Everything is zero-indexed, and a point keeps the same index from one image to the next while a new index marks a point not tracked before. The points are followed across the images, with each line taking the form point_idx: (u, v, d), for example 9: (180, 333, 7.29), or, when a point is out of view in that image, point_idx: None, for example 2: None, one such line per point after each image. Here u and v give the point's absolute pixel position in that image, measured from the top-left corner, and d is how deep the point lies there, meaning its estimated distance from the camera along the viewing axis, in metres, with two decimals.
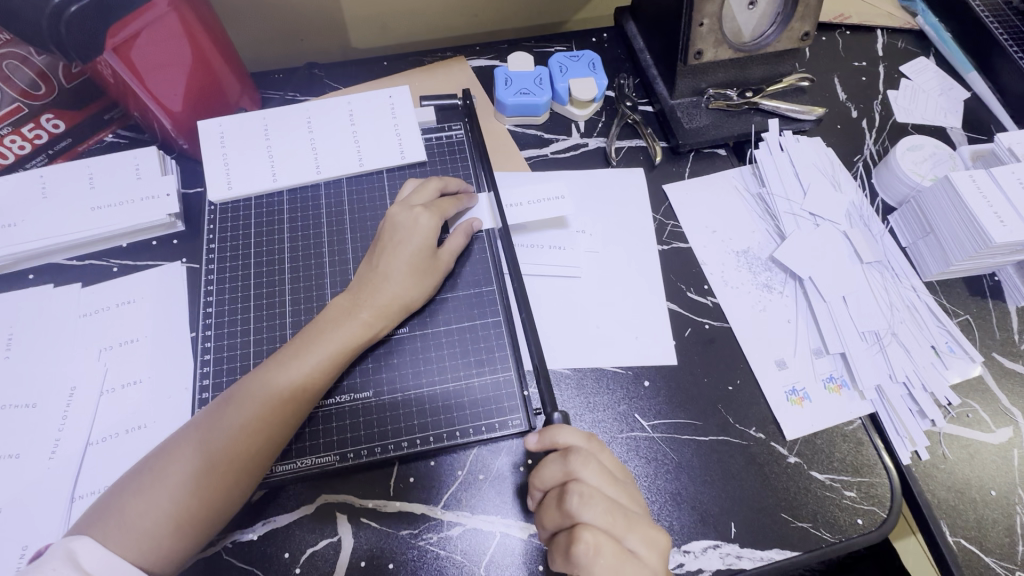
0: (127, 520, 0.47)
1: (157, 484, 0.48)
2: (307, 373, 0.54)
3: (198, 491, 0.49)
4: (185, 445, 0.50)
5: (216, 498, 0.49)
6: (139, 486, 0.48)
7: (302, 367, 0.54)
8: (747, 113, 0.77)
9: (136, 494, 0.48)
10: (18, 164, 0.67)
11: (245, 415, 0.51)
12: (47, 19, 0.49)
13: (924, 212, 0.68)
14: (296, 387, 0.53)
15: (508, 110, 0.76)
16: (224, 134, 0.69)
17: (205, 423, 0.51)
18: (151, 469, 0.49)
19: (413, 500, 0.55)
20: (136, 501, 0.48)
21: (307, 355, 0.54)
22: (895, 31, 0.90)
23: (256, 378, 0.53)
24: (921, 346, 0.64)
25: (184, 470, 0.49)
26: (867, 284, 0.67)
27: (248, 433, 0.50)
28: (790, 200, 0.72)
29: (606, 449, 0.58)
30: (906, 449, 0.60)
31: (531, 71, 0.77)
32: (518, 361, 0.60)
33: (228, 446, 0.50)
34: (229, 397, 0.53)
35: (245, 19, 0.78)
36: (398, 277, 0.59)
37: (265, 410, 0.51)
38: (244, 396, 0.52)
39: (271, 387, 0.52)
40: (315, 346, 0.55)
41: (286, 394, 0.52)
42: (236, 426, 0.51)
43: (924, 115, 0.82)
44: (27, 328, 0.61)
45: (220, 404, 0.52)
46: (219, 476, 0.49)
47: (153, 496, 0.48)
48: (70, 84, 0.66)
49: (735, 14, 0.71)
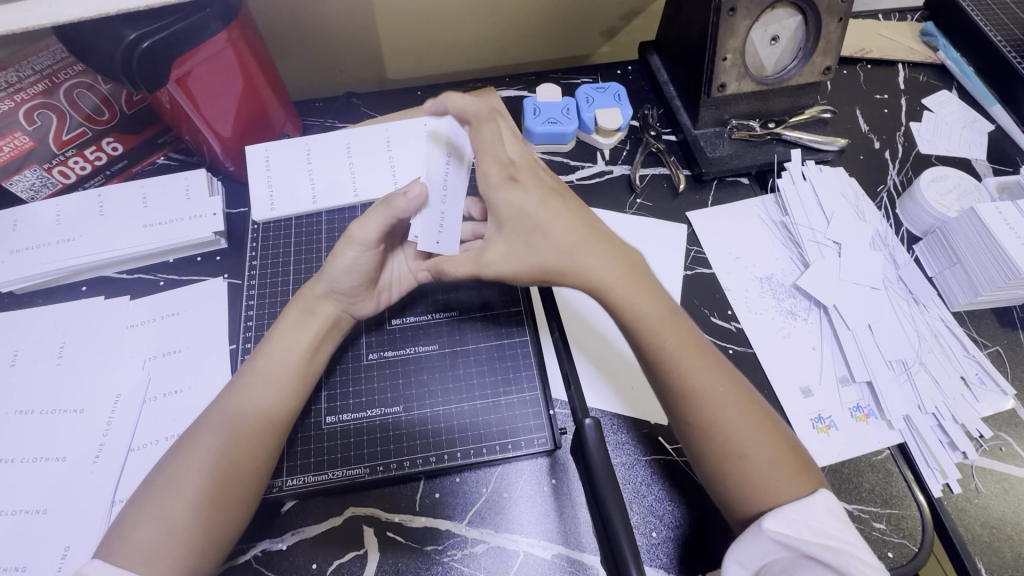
0: (137, 542, 0.47)
1: (162, 505, 0.49)
2: (286, 378, 0.55)
3: (200, 507, 0.49)
4: (188, 464, 0.51)
5: (227, 513, 0.50)
6: (148, 508, 0.49)
7: (276, 367, 0.56)
8: (770, 143, 0.78)
9: (143, 514, 0.49)
10: (78, 183, 0.72)
11: (236, 428, 0.52)
12: (122, 52, 0.53)
13: (949, 242, 0.68)
14: (279, 392, 0.55)
15: (536, 138, 0.79)
16: (269, 157, 0.73)
17: (199, 441, 0.51)
18: (158, 490, 0.49)
19: (438, 516, 0.56)
20: (145, 521, 0.48)
21: (269, 352, 0.57)
22: (917, 65, 0.92)
23: (235, 384, 0.55)
24: (950, 377, 0.64)
25: (189, 490, 0.49)
26: (893, 313, 0.67)
27: (251, 444, 0.52)
28: (813, 229, 0.72)
29: (631, 471, 0.59)
30: (938, 481, 0.59)
31: (559, 101, 0.79)
32: (544, 381, 0.61)
33: (230, 458, 0.51)
34: (216, 412, 0.53)
35: (290, 52, 0.84)
36: (342, 276, 0.57)
37: (259, 420, 0.53)
38: (228, 412, 0.53)
39: (257, 398, 0.54)
40: (274, 339, 0.57)
41: (264, 401, 0.54)
42: (231, 440, 0.51)
43: (948, 146, 0.83)
44: (79, 337, 0.65)
45: (216, 419, 0.53)
46: (231, 491, 0.50)
47: (162, 517, 0.48)
48: (130, 110, 0.71)
49: (757, 49, 0.73)
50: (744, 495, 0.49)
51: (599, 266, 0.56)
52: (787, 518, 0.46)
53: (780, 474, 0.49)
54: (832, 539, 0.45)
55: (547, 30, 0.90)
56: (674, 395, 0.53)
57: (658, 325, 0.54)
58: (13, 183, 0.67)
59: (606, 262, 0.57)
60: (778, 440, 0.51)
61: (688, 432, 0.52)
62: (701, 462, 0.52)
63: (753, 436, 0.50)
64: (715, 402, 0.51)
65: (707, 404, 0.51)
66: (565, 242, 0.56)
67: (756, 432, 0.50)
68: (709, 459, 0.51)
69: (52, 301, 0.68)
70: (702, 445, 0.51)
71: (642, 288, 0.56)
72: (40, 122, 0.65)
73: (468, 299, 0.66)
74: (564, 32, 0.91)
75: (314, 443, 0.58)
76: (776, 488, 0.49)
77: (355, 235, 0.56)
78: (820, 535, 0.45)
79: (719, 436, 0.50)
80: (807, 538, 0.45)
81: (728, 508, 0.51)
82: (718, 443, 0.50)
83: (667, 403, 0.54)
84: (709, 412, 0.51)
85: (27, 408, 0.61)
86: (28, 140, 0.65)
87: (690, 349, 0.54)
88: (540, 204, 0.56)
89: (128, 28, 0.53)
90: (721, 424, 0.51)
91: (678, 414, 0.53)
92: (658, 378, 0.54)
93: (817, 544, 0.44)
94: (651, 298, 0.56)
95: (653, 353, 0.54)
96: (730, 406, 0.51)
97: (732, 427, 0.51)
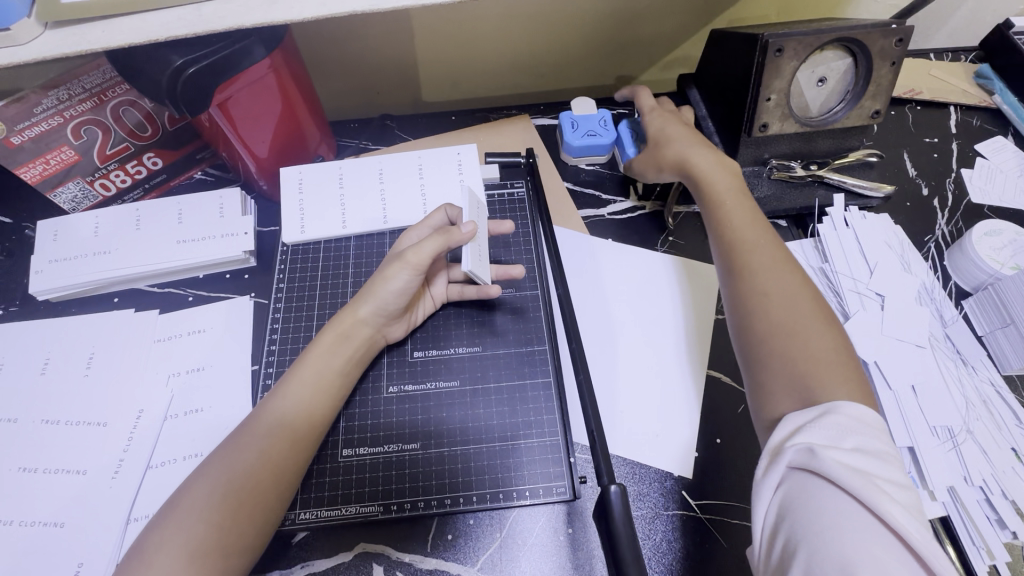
0: (151, 560, 0.46)
1: (179, 521, 0.48)
2: (312, 400, 0.55)
3: (220, 529, 0.47)
4: (210, 481, 0.50)
5: (246, 535, 0.49)
6: (166, 524, 0.48)
7: (306, 386, 0.55)
8: (811, 185, 0.75)
9: (159, 531, 0.47)
10: (118, 196, 0.74)
11: (260, 449, 0.51)
12: (168, 77, 0.54)
13: (1003, 301, 0.65)
14: (305, 413, 0.54)
15: (574, 150, 0.79)
16: (302, 179, 0.73)
17: (226, 459, 0.51)
18: (177, 507, 0.48)
19: (447, 559, 0.54)
20: (163, 542, 0.46)
21: (299, 370, 0.57)
22: (970, 109, 0.88)
23: (268, 400, 0.55)
24: (1000, 447, 0.60)
25: (208, 511, 0.48)
26: (938, 375, 0.63)
27: (274, 466, 0.51)
28: (855, 278, 0.69)
29: (651, 526, 0.56)
30: (983, 562, 0.55)
31: (596, 113, 0.80)
32: (566, 426, 0.60)
33: (255, 480, 0.50)
34: (242, 430, 0.53)
35: (329, 74, 0.85)
36: (391, 299, 0.58)
37: (282, 441, 0.52)
38: (254, 430, 0.53)
39: (284, 419, 0.53)
40: (308, 358, 0.57)
41: (288, 423, 0.53)
42: (255, 459, 0.51)
43: (1001, 196, 0.79)
44: (107, 350, 0.66)
45: (239, 438, 0.52)
46: (249, 516, 0.49)
47: (179, 533, 0.47)
48: (172, 127, 0.73)
49: (803, 90, 0.71)
50: (789, 391, 0.50)
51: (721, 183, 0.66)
52: (816, 431, 0.45)
53: (836, 376, 0.50)
54: (862, 460, 0.43)
55: (585, 59, 0.89)
56: (749, 293, 0.57)
57: (750, 228, 0.62)
58: (57, 195, 0.70)
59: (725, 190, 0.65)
60: (842, 349, 0.52)
61: (749, 314, 0.56)
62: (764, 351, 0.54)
63: (826, 342, 0.52)
64: (788, 301, 0.55)
65: (779, 301, 0.55)
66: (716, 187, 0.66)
67: (818, 327, 0.53)
68: (773, 347, 0.53)
69: (85, 311, 0.69)
70: (766, 336, 0.54)
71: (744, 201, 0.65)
72: (87, 137, 0.67)
73: (492, 335, 0.65)
74: (602, 61, 0.90)
75: (329, 475, 0.57)
76: (826, 387, 0.49)
77: (409, 258, 0.57)
78: (850, 450, 0.44)
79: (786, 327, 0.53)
80: (832, 455, 0.43)
81: (763, 402, 0.52)
82: (781, 326, 0.54)
83: (740, 300, 0.57)
84: (784, 296, 0.56)
85: (54, 418, 0.61)
86: (73, 154, 0.67)
87: (778, 261, 0.59)
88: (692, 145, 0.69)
89: (175, 54, 0.54)
90: (790, 315, 0.54)
91: (748, 312, 0.56)
92: (734, 261, 0.60)
93: (841, 465, 0.42)
94: (753, 211, 0.64)
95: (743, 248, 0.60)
96: (805, 304, 0.55)
97: (798, 320, 0.54)
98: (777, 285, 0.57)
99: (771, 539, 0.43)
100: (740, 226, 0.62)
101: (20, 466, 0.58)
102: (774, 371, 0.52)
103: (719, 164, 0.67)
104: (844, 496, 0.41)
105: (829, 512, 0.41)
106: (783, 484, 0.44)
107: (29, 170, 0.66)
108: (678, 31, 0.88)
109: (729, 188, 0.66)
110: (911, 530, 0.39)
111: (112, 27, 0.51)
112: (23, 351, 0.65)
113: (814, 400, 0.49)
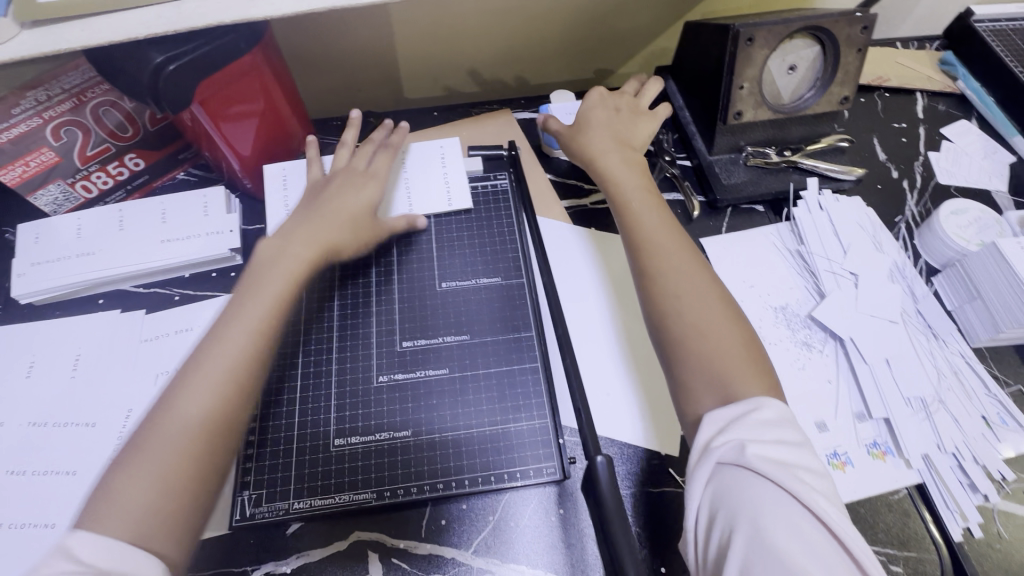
0: (114, 501, 0.43)
1: (139, 459, 0.45)
2: (264, 320, 0.53)
3: (195, 457, 0.46)
4: (164, 415, 0.47)
5: (223, 459, 0.48)
6: (122, 466, 0.45)
7: (253, 311, 0.54)
8: (785, 171, 0.78)
9: (117, 474, 0.45)
10: (100, 198, 0.73)
11: (216, 373, 0.49)
12: (148, 75, 0.54)
13: (970, 276, 0.67)
14: (256, 335, 0.52)
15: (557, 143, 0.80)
16: (286, 176, 0.74)
17: (178, 395, 0.48)
18: (134, 448, 0.46)
19: (443, 544, 0.55)
20: (126, 481, 0.44)
21: (249, 296, 0.55)
22: (936, 94, 0.91)
23: (215, 329, 0.52)
24: (971, 416, 0.62)
25: (171, 444, 0.46)
26: (910, 348, 0.66)
27: (237, 385, 0.50)
28: (830, 259, 0.72)
29: (640, 503, 0.58)
30: (958, 524, 0.57)
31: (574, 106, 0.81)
32: (554, 409, 0.61)
33: (218, 406, 0.48)
34: (192, 361, 0.51)
35: (310, 73, 0.85)
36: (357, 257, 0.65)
37: (240, 364, 0.50)
38: (206, 360, 0.50)
39: (234, 344, 0.51)
40: (263, 288, 0.55)
41: (243, 347, 0.51)
42: (213, 385, 0.49)
43: (967, 177, 0.82)
44: (93, 351, 0.65)
45: (187, 370, 0.50)
46: (217, 444, 0.47)
47: (142, 471, 0.45)
48: (153, 127, 0.73)
49: (775, 78, 0.73)
50: (698, 376, 0.53)
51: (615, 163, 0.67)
52: (745, 426, 0.47)
53: (739, 368, 0.52)
54: (783, 452, 0.45)
55: (564, 53, 0.91)
56: (647, 268, 0.59)
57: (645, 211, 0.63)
58: (38, 198, 0.69)
59: (635, 179, 0.67)
60: (746, 343, 0.54)
61: (653, 284, 0.58)
62: (664, 328, 0.56)
63: (721, 326, 0.55)
64: (677, 277, 0.58)
65: (676, 286, 0.57)
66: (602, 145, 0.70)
67: (708, 307, 0.56)
68: (676, 332, 0.55)
69: (70, 313, 0.69)
70: (669, 325, 0.56)
71: (653, 203, 0.65)
72: (67, 138, 0.67)
73: (480, 322, 0.66)
74: (581, 55, 0.92)
75: (321, 464, 0.57)
76: (738, 382, 0.51)
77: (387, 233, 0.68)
78: (771, 442, 0.46)
79: (687, 318, 0.55)
80: (758, 449, 0.45)
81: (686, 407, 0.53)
82: (676, 306, 0.56)
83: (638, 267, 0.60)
84: (661, 342, 0.56)
85: (42, 421, 0.61)
86: (53, 155, 0.67)
87: (677, 248, 0.60)
88: (613, 141, 0.70)
89: (155, 52, 0.54)
90: (668, 288, 0.57)
91: (652, 304, 0.58)
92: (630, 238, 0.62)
93: (766, 458, 0.44)
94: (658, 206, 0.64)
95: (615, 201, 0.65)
96: (702, 292, 0.57)
97: (684, 294, 0.57)
98: (669, 262, 0.59)
99: (709, 528, 0.43)
100: (634, 249, 0.62)
101: (8, 470, 0.58)
102: (679, 366, 0.54)
103: (612, 143, 0.70)
104: (773, 485, 0.43)
105: (764, 501, 0.42)
106: (712, 479, 0.45)
107: (9, 172, 0.65)
108: (655, 25, 0.90)
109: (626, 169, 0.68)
110: (836, 518, 0.41)
111: (91, 26, 0.51)
112: (6, 356, 0.64)
113: (732, 395, 0.50)
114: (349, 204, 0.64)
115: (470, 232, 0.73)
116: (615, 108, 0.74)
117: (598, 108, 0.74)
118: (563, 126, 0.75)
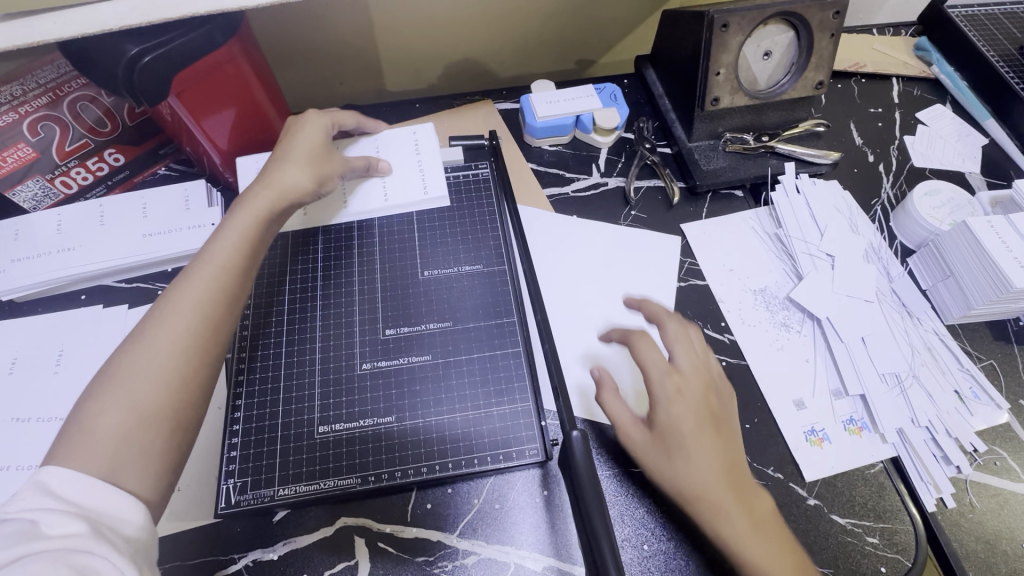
0: (92, 431, 0.45)
1: (113, 389, 0.47)
2: (233, 259, 0.55)
3: (174, 391, 0.48)
4: (137, 349, 0.48)
5: (195, 398, 0.49)
6: (98, 397, 0.47)
7: (222, 252, 0.55)
8: (763, 156, 0.79)
9: (92, 406, 0.46)
10: (80, 194, 0.73)
11: (188, 307, 0.51)
12: (123, 67, 0.54)
13: (943, 255, 0.68)
14: (227, 275, 0.54)
15: (538, 132, 0.81)
16: (259, 166, 0.73)
17: (151, 331, 0.49)
18: (108, 379, 0.47)
19: (429, 527, 0.56)
20: (105, 411, 0.46)
21: (220, 240, 0.56)
22: (911, 80, 0.93)
23: (188, 271, 0.54)
24: (944, 391, 0.64)
25: (149, 373, 0.47)
26: (885, 325, 0.67)
27: (210, 318, 0.51)
28: (807, 242, 0.73)
29: (623, 483, 0.59)
30: (932, 496, 0.58)
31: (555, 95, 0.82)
32: (536, 392, 0.61)
33: (194, 338, 0.50)
34: (163, 299, 0.52)
35: (290, 66, 0.85)
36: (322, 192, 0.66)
37: (211, 299, 0.52)
38: (177, 296, 0.51)
39: (204, 283, 0.52)
40: (232, 229, 0.57)
41: (214, 283, 0.53)
42: (185, 318, 0.50)
43: (941, 159, 0.84)
44: (76, 346, 0.65)
45: (159, 307, 0.51)
46: (195, 374, 0.49)
47: (119, 399, 0.46)
48: (132, 122, 0.73)
49: (750, 64, 0.74)
50: None
51: (693, 471, 0.52)
52: None
53: None
54: None
55: (544, 43, 0.91)
56: None
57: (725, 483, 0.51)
58: (16, 194, 0.69)
59: (713, 445, 0.53)
60: None
61: None
62: None
63: None
64: None
65: None
66: (681, 428, 0.53)
67: None
68: None
69: (52, 310, 0.69)
70: None
71: (723, 463, 0.52)
72: (44, 134, 0.67)
73: (463, 308, 0.67)
74: (561, 46, 0.92)
75: (306, 452, 0.58)
76: None
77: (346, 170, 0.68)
78: None
79: None
80: None
81: None
82: None
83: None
84: None
85: (24, 416, 0.61)
86: (31, 151, 0.67)
87: (759, 519, 0.51)
88: (694, 426, 0.53)
89: (130, 43, 0.54)
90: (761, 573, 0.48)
91: None
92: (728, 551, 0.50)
93: None
94: (727, 448, 0.53)
95: (703, 509, 0.51)
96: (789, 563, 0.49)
97: None
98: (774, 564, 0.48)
99: None
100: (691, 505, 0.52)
101: None
102: None
103: (716, 459, 0.52)
104: None
105: None
106: None
107: None
108: (634, 14, 0.90)
109: (702, 430, 0.53)
110: None
111: (63, 18, 0.51)
112: None
113: None
114: (306, 142, 0.64)
115: (452, 221, 0.73)
116: (691, 375, 0.56)
117: (683, 354, 0.57)
118: (633, 425, 0.55)
